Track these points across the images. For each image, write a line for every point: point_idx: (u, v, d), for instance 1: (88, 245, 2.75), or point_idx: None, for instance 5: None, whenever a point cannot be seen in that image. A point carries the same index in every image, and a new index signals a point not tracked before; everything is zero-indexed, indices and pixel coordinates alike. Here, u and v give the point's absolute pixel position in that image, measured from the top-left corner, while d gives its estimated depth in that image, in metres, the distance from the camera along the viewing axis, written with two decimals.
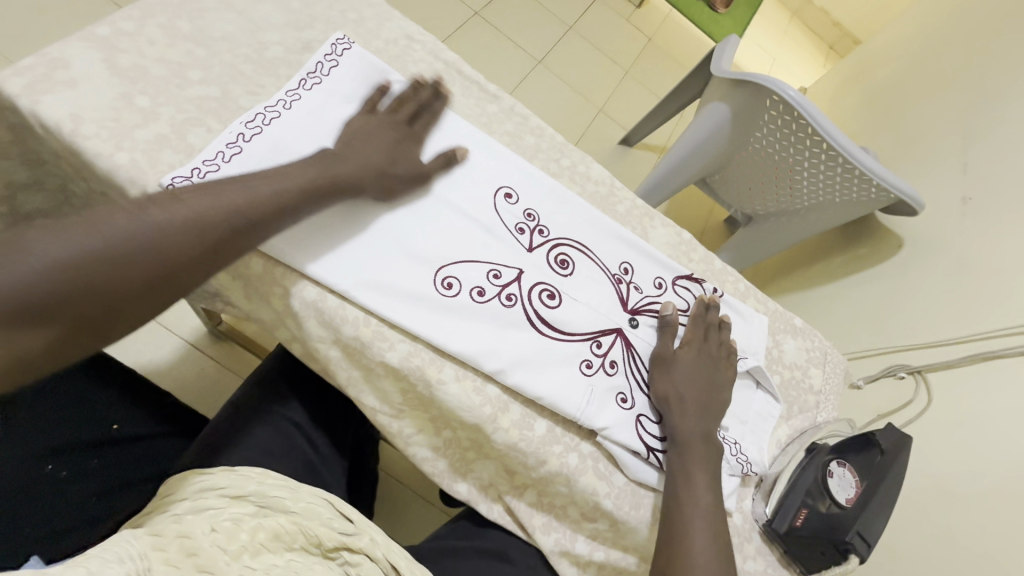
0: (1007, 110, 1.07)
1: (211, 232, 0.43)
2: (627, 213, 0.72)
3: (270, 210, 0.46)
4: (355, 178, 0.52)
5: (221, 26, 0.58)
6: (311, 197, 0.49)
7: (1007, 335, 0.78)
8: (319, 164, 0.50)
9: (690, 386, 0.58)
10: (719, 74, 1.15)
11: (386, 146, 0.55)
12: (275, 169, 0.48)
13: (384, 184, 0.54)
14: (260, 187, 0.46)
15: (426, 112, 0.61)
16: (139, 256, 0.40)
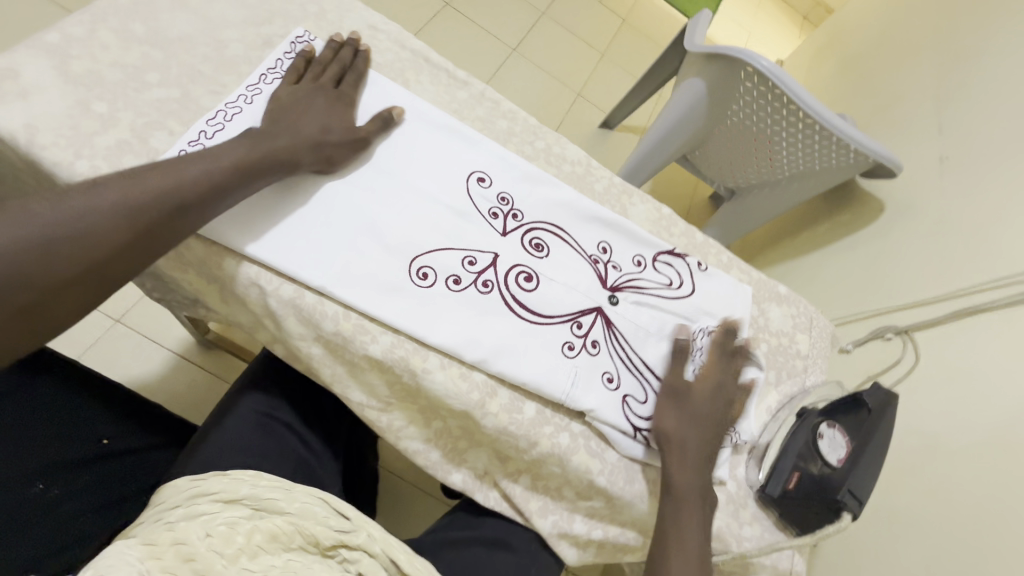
0: (981, 68, 1.08)
1: (136, 219, 0.43)
2: (605, 191, 0.72)
3: (198, 192, 0.45)
4: (287, 154, 0.51)
5: (177, 26, 0.57)
6: (244, 177, 0.48)
7: (990, 289, 0.78)
8: (246, 144, 0.50)
9: (692, 427, 0.56)
10: (691, 48, 1.14)
11: (320, 117, 0.55)
12: (202, 151, 0.48)
13: (322, 154, 0.53)
14: (182, 170, 0.46)
15: (352, 73, 0.60)
16: (67, 246, 0.40)
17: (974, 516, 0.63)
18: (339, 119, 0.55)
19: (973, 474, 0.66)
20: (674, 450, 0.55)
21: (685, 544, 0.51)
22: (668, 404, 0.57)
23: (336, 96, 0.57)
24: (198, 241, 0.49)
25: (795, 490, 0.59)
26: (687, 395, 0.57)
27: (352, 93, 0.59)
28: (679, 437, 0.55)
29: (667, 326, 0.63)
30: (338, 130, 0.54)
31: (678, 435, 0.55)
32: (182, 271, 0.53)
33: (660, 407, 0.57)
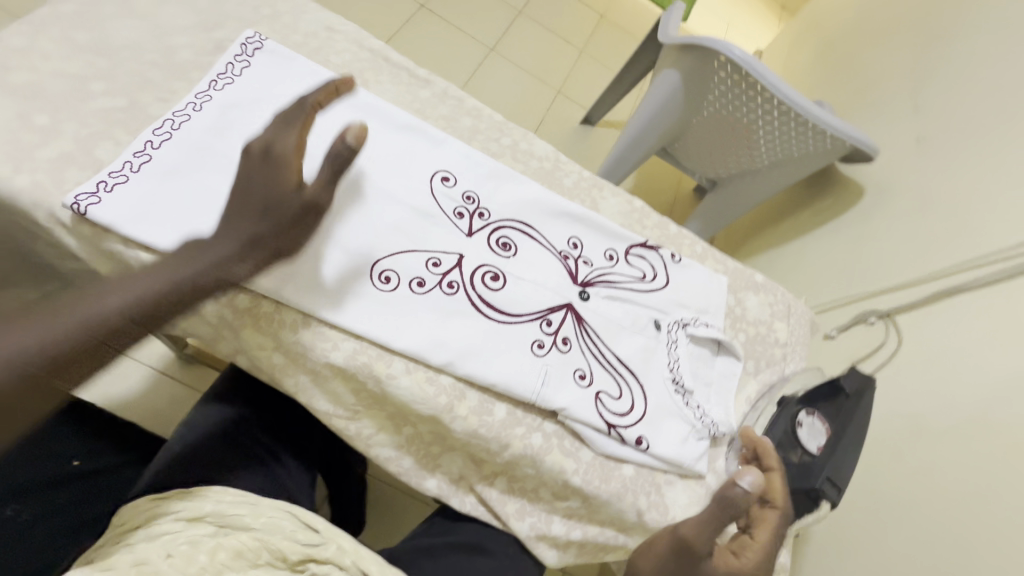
0: (952, 49, 1.08)
1: (35, 368, 0.38)
2: (575, 186, 0.71)
3: (119, 327, 0.42)
4: (222, 263, 0.46)
5: (124, 34, 0.56)
6: (174, 302, 0.45)
7: (968, 269, 0.78)
8: (173, 263, 0.45)
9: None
10: (664, 40, 1.13)
11: (258, 192, 0.47)
12: (126, 274, 0.44)
13: (262, 252, 0.48)
14: (93, 306, 0.41)
15: (296, 112, 0.49)
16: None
17: (959, 497, 0.62)
18: (279, 187, 0.48)
19: (955, 455, 0.65)
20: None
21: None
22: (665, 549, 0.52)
23: (273, 153, 0.48)
24: (148, 253, 0.48)
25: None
26: (693, 562, 0.50)
27: (290, 142, 0.48)
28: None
29: (640, 320, 0.62)
30: (277, 216, 0.48)
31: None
32: None
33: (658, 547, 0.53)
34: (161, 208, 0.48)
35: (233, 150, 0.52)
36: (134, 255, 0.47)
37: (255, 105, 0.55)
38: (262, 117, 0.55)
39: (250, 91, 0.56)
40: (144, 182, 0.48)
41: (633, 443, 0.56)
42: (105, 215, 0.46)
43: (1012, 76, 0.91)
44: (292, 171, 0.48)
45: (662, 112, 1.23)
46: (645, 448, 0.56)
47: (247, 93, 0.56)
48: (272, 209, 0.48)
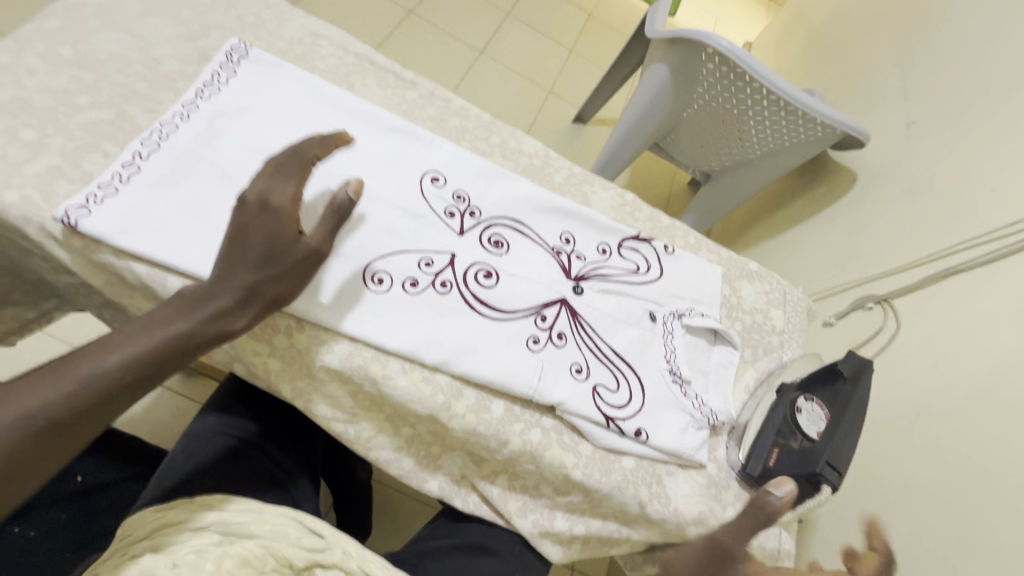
0: (939, 32, 1.08)
1: (26, 435, 0.37)
2: (565, 182, 0.71)
3: (114, 390, 0.41)
4: (217, 318, 0.44)
5: (108, 47, 0.56)
6: (172, 359, 0.43)
7: (963, 250, 0.78)
8: (164, 319, 0.43)
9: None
10: (652, 34, 1.13)
11: (255, 243, 0.44)
12: (122, 331, 0.42)
13: (266, 298, 0.45)
14: (80, 371, 0.40)
15: (290, 161, 0.47)
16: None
17: (962, 476, 0.62)
18: (278, 238, 0.45)
19: (957, 435, 0.64)
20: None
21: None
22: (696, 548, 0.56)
23: (272, 203, 0.45)
24: (139, 263, 0.48)
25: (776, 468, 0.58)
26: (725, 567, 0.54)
27: (289, 192, 0.46)
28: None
29: (636, 312, 0.62)
30: (274, 268, 0.45)
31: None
32: (128, 297, 0.51)
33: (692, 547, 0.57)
34: (151, 218, 0.48)
35: (221, 158, 0.53)
36: (125, 266, 0.47)
37: (243, 113, 0.56)
38: (250, 124, 0.55)
39: (238, 100, 0.56)
40: (133, 193, 0.48)
41: (633, 434, 0.55)
42: (96, 227, 0.46)
43: (999, 55, 0.91)
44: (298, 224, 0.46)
45: (652, 106, 1.23)
46: (645, 439, 0.56)
47: (234, 101, 0.56)
48: (269, 262, 0.44)
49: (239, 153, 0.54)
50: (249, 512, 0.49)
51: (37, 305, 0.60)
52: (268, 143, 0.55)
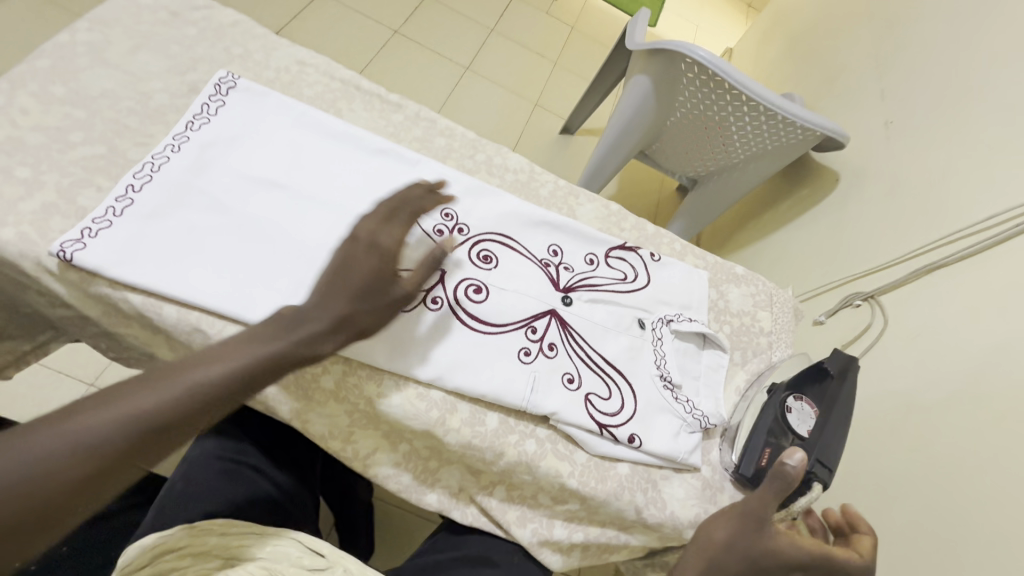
0: (911, 35, 1.11)
1: (137, 433, 0.39)
2: (551, 195, 0.73)
3: (215, 399, 0.42)
4: (311, 339, 0.47)
5: (98, 83, 0.58)
6: (266, 375, 0.45)
7: (945, 244, 0.80)
8: (266, 335, 0.46)
9: (738, 557, 0.52)
10: (633, 47, 1.16)
11: (356, 279, 0.49)
12: (225, 344, 0.44)
13: (353, 328, 0.49)
14: (189, 378, 0.42)
15: (398, 211, 0.54)
16: (26, 488, 0.35)
17: (951, 465, 0.63)
18: (378, 276, 0.50)
19: (945, 426, 0.65)
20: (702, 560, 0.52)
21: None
22: (730, 514, 0.54)
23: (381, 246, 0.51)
24: (134, 293, 0.49)
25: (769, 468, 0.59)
26: (762, 530, 0.52)
27: (394, 237, 0.52)
28: (717, 557, 0.52)
29: (625, 320, 0.64)
30: (369, 301, 0.49)
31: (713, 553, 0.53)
32: (125, 327, 0.52)
33: (725, 515, 0.54)
34: (145, 249, 0.49)
35: (213, 187, 0.54)
36: (121, 297, 0.48)
37: (232, 142, 0.57)
38: (241, 153, 0.57)
39: (227, 129, 0.58)
40: (128, 225, 0.50)
41: (626, 441, 0.56)
42: (91, 260, 0.47)
43: (968, 55, 0.94)
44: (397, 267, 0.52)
45: (635, 116, 1.25)
46: (639, 445, 0.57)
47: (224, 131, 0.58)
48: (368, 296, 0.49)
49: (231, 181, 0.55)
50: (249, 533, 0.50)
51: (32, 337, 0.61)
52: (258, 170, 0.57)
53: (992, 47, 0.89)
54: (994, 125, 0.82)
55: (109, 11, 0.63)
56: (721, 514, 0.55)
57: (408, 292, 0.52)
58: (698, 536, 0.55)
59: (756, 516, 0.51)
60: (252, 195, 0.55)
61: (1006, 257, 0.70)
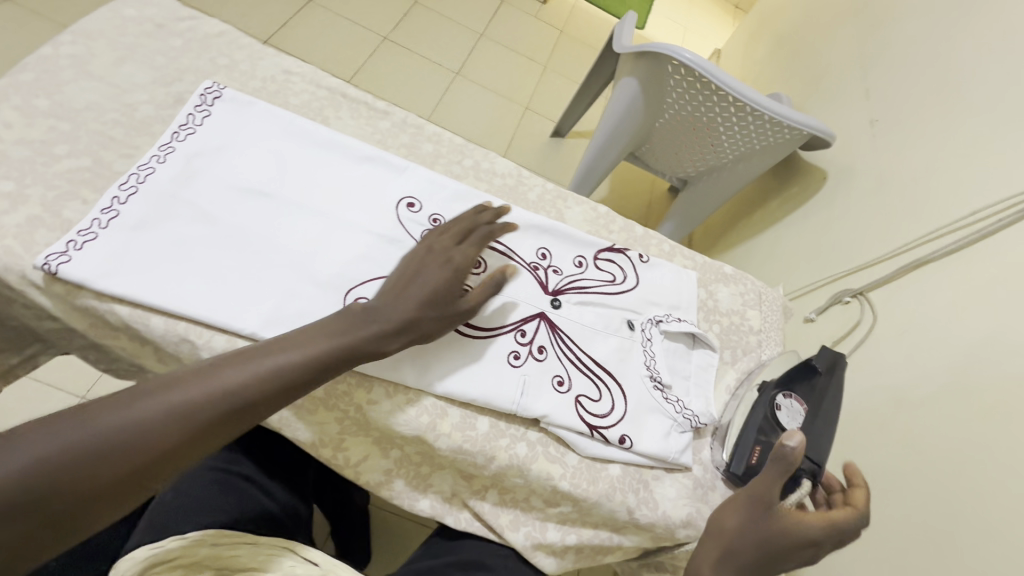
0: (894, 35, 1.13)
1: (222, 407, 0.42)
2: (540, 199, 0.73)
3: (290, 383, 0.44)
4: (380, 334, 0.49)
5: (83, 96, 0.58)
6: (336, 365, 0.47)
7: (930, 240, 0.81)
8: (340, 326, 0.48)
9: (751, 540, 0.51)
10: (620, 50, 1.17)
11: (427, 287, 0.52)
12: (302, 332, 0.47)
13: (416, 333, 0.50)
14: (270, 360, 0.44)
15: (472, 232, 0.57)
16: (129, 449, 0.38)
17: (939, 457, 0.63)
18: (447, 287, 0.52)
19: (933, 419, 0.66)
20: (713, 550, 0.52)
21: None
22: (735, 502, 0.54)
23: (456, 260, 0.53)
24: (121, 305, 0.48)
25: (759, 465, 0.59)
26: (766, 508, 0.51)
27: (468, 254, 0.55)
28: (729, 543, 0.52)
29: (614, 322, 0.64)
30: (438, 309, 0.52)
31: (724, 540, 0.52)
32: (113, 339, 0.52)
33: (731, 503, 0.54)
34: (132, 261, 0.49)
35: (200, 197, 0.54)
36: (107, 308, 0.48)
37: (219, 152, 0.57)
38: (227, 162, 0.57)
39: (213, 139, 0.58)
40: (114, 237, 0.50)
41: (617, 442, 0.57)
42: (77, 273, 0.47)
43: (950, 53, 0.96)
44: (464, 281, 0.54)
45: (624, 119, 1.26)
46: (629, 446, 0.57)
47: (210, 142, 0.58)
48: (436, 304, 0.51)
49: (218, 191, 0.55)
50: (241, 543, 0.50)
51: (20, 351, 0.60)
52: (245, 179, 0.57)
53: (973, 44, 0.91)
54: (977, 121, 0.83)
55: (93, 23, 0.63)
56: (726, 503, 0.55)
57: (471, 306, 0.53)
58: (709, 528, 0.55)
59: (759, 496, 0.52)
60: (239, 205, 0.55)
61: (990, 251, 0.71)
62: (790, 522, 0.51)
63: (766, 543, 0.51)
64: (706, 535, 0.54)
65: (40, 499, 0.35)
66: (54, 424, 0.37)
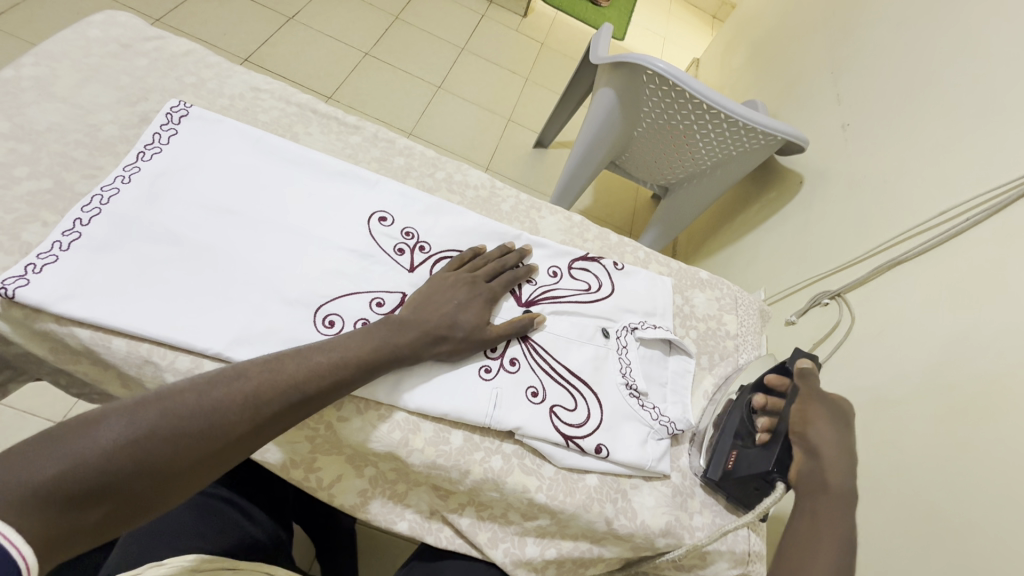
0: (863, 42, 1.15)
1: (288, 397, 0.43)
2: (513, 210, 0.73)
3: (343, 378, 0.47)
4: (417, 344, 0.52)
5: (46, 117, 0.57)
6: (379, 367, 0.49)
7: (903, 241, 0.82)
8: (385, 332, 0.51)
9: (841, 436, 0.52)
10: (596, 60, 1.18)
11: (458, 309, 0.55)
12: (350, 333, 0.50)
13: (444, 350, 0.54)
14: (328, 357, 0.47)
15: (497, 263, 0.62)
16: (197, 437, 0.39)
17: (918, 457, 0.63)
18: (475, 314, 0.56)
19: (912, 419, 0.66)
20: (842, 459, 0.50)
21: (832, 536, 0.47)
22: (811, 411, 0.53)
23: (481, 292, 0.58)
24: (82, 328, 0.48)
25: (761, 464, 0.54)
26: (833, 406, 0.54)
27: (494, 287, 0.59)
28: (833, 448, 0.51)
29: (589, 330, 0.64)
30: (467, 330, 0.55)
31: (834, 444, 0.52)
32: (74, 363, 0.51)
33: (811, 413, 0.53)
34: (95, 283, 0.48)
35: (166, 217, 0.54)
36: (67, 332, 0.47)
37: (185, 172, 0.57)
38: (195, 181, 0.57)
39: (180, 158, 0.58)
40: (76, 260, 0.49)
41: (593, 452, 0.56)
42: (35, 296, 0.46)
43: (919, 57, 0.98)
44: (489, 311, 0.58)
45: (602, 129, 1.27)
46: (606, 455, 0.57)
47: (176, 161, 0.57)
48: (463, 324, 0.55)
49: (185, 210, 0.55)
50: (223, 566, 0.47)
51: None
52: (213, 198, 0.56)
53: (939, 49, 0.93)
54: (947, 122, 0.85)
55: (57, 44, 0.63)
56: (803, 417, 0.53)
57: (494, 335, 0.56)
58: (816, 444, 0.51)
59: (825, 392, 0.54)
60: (207, 223, 0.55)
61: (962, 249, 0.72)
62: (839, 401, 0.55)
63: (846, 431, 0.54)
64: (819, 452, 0.51)
65: (114, 485, 0.35)
66: (127, 409, 0.37)
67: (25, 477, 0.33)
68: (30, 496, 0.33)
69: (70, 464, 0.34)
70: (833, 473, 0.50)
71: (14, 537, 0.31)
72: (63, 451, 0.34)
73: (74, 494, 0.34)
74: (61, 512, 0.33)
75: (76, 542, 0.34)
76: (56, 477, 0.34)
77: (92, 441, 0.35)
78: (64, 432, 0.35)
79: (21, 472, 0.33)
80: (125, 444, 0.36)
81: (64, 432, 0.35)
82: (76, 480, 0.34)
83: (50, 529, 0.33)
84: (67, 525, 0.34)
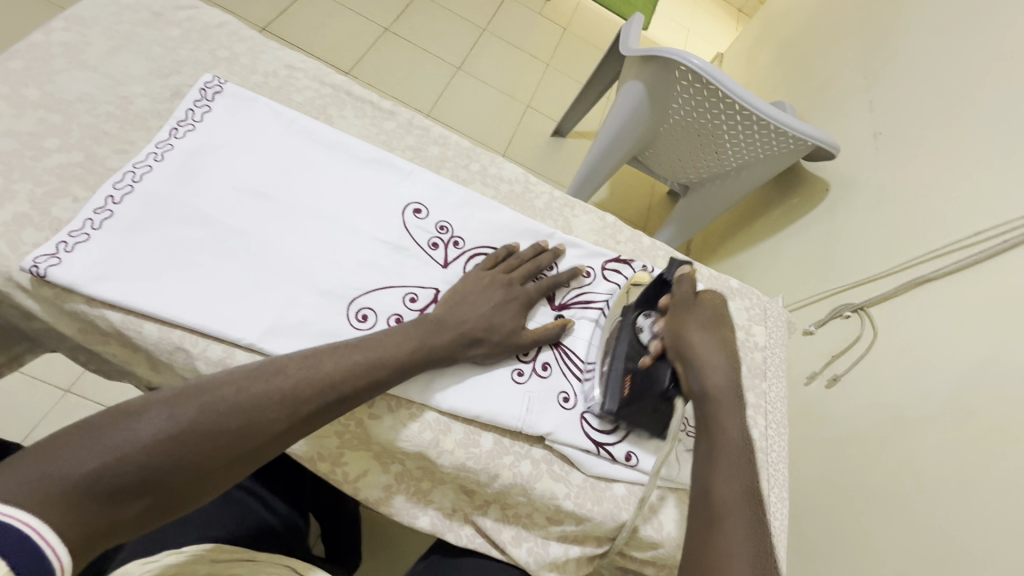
0: (901, 47, 1.12)
1: (325, 394, 0.42)
2: (546, 207, 0.72)
3: (379, 378, 0.46)
4: (451, 345, 0.51)
5: (76, 86, 0.55)
6: (415, 368, 0.48)
7: (933, 257, 0.80)
8: (420, 332, 0.50)
9: (714, 339, 0.54)
10: (628, 51, 1.13)
11: (493, 312, 0.54)
12: (386, 331, 0.49)
13: (478, 353, 0.53)
14: (366, 356, 0.46)
15: (532, 265, 0.60)
16: (237, 434, 0.38)
17: (937, 479, 0.62)
18: (512, 317, 0.55)
19: (933, 439, 0.65)
20: (714, 364, 0.52)
21: (730, 448, 0.48)
22: (684, 320, 0.55)
23: (517, 296, 0.57)
24: (112, 310, 0.46)
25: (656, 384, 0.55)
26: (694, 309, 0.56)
27: (528, 290, 0.58)
28: (702, 351, 0.53)
29: None
30: (503, 334, 0.54)
31: (708, 351, 0.53)
32: (102, 344, 0.49)
33: (681, 328, 0.55)
34: (126, 264, 0.47)
35: (198, 198, 0.52)
36: (98, 314, 0.46)
37: (218, 152, 0.55)
38: (229, 162, 0.55)
39: (213, 136, 0.56)
40: (107, 239, 0.47)
41: (623, 460, 0.56)
42: (66, 276, 0.44)
43: (958, 65, 0.95)
44: (523, 313, 0.57)
45: (628, 122, 1.24)
46: (635, 463, 0.56)
47: (210, 139, 0.55)
48: (499, 328, 0.54)
49: (219, 192, 0.53)
50: (244, 562, 0.45)
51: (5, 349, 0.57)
52: (248, 181, 0.54)
53: (980, 59, 0.90)
54: (986, 136, 0.82)
55: (87, 9, 0.61)
56: (679, 329, 0.55)
57: (528, 340, 0.55)
58: (689, 354, 0.53)
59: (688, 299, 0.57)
60: (239, 207, 0.53)
61: (995, 270, 0.70)
62: (713, 304, 0.57)
63: (723, 331, 0.55)
64: (696, 362, 0.52)
65: (154, 481, 0.35)
66: (168, 403, 0.36)
67: (67, 469, 0.32)
68: (71, 489, 0.32)
69: (110, 457, 0.34)
70: (711, 377, 0.52)
71: (51, 538, 0.30)
72: (103, 444, 0.34)
73: (114, 488, 0.33)
74: (101, 506, 0.33)
75: (112, 537, 0.34)
76: (97, 470, 0.33)
77: (134, 434, 0.35)
78: (105, 423, 0.34)
79: (63, 463, 0.32)
80: (163, 438, 0.35)
81: (105, 423, 0.34)
82: (118, 474, 0.33)
83: (91, 523, 0.32)
84: (107, 519, 0.33)
